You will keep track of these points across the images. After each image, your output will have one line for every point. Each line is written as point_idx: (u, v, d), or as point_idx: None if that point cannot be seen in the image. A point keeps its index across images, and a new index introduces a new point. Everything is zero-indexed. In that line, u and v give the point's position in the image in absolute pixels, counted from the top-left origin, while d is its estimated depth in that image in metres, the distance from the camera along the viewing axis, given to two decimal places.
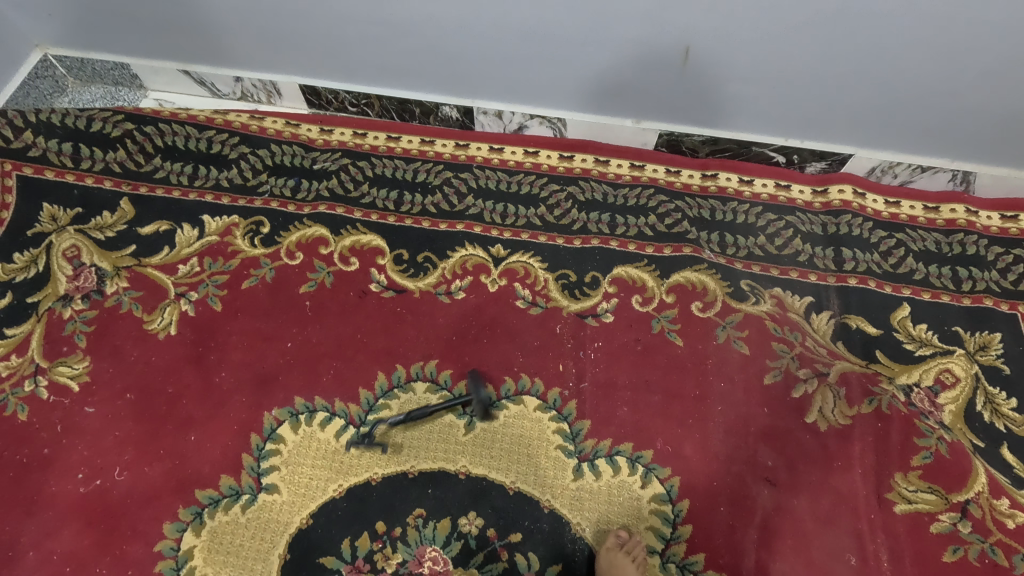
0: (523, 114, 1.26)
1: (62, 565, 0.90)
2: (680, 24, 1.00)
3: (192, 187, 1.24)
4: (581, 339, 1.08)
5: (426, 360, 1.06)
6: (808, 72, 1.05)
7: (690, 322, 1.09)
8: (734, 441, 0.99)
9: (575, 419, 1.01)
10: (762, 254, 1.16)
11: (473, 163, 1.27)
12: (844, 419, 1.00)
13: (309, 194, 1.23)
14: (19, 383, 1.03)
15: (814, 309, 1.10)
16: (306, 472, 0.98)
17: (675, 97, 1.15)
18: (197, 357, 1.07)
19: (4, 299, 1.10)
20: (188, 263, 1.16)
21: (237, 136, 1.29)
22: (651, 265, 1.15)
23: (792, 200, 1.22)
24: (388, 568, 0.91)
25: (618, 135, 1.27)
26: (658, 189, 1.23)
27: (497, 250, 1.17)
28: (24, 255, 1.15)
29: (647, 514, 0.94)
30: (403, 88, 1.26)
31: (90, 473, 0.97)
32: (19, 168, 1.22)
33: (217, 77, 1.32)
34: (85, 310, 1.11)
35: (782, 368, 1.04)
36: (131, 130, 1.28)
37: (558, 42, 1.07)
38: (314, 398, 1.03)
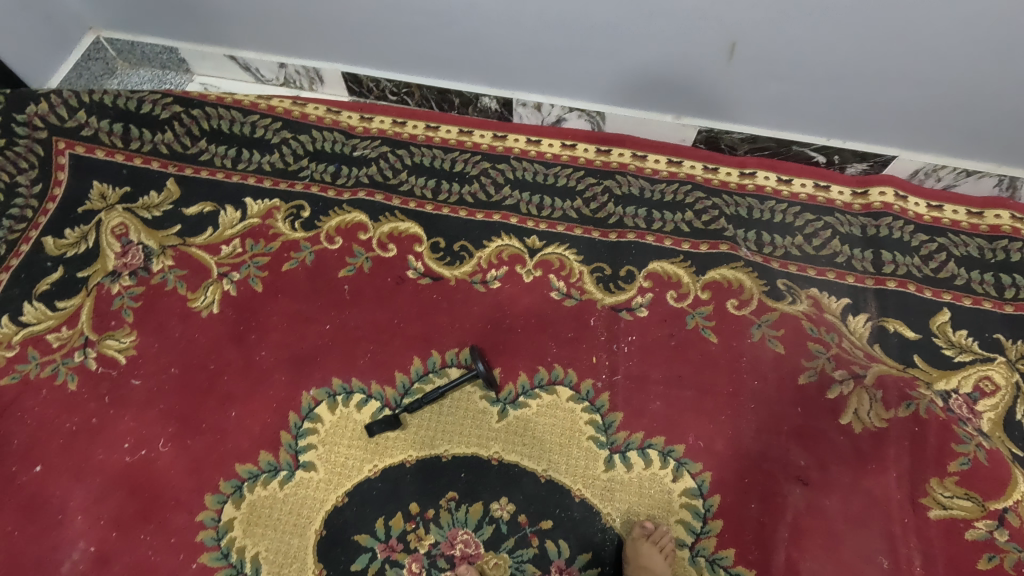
0: (562, 107, 1.26)
1: (108, 529, 0.94)
2: (728, 19, 0.99)
3: (236, 170, 1.27)
4: (615, 332, 1.08)
5: (461, 347, 1.08)
6: (856, 71, 1.04)
7: (724, 319, 1.09)
8: (767, 439, 0.99)
9: (607, 410, 1.02)
10: (799, 254, 1.15)
11: (510, 154, 1.28)
12: (880, 422, 0.99)
13: (349, 180, 1.25)
14: (69, 354, 1.07)
15: (851, 311, 1.10)
16: (342, 451, 1.00)
17: (718, 93, 1.15)
18: (238, 336, 1.09)
19: (57, 273, 1.14)
20: (231, 244, 1.19)
21: (280, 122, 1.32)
22: (687, 261, 1.15)
23: (831, 201, 1.21)
24: (420, 548, 0.93)
25: (656, 130, 1.27)
26: (695, 186, 1.23)
27: (532, 241, 1.18)
28: (75, 231, 1.19)
29: (677, 508, 0.95)
30: (444, 78, 1.27)
31: (135, 444, 1.00)
32: (72, 147, 1.26)
33: (262, 63, 1.34)
34: (132, 287, 1.14)
35: (817, 368, 1.04)
36: (179, 113, 1.31)
37: (602, 36, 1.07)
38: (351, 379, 1.06)
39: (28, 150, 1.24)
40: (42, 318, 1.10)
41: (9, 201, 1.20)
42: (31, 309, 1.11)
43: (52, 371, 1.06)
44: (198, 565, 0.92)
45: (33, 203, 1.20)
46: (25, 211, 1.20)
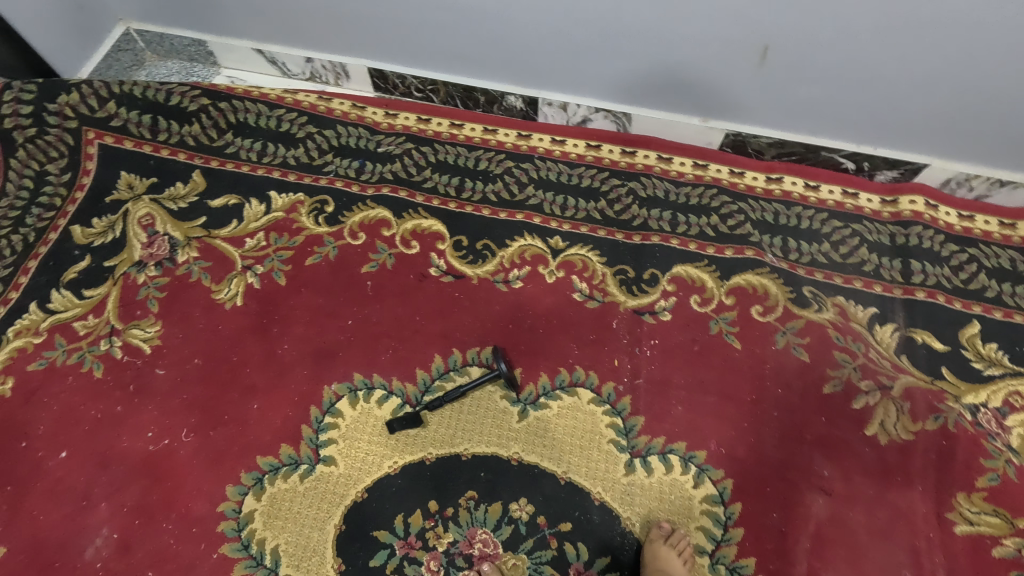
0: (588, 107, 1.25)
1: (131, 517, 0.95)
2: (762, 21, 0.98)
3: (261, 163, 1.27)
4: (637, 336, 1.08)
5: (482, 346, 1.08)
6: (890, 77, 1.02)
7: (748, 326, 1.08)
8: (790, 448, 0.98)
9: (629, 414, 1.01)
10: (826, 261, 1.14)
11: (534, 154, 1.27)
12: (906, 434, 0.98)
13: (373, 176, 1.25)
14: (95, 342, 1.08)
15: (878, 321, 1.08)
16: (362, 447, 1.00)
17: (747, 97, 1.13)
18: (261, 329, 1.10)
19: (84, 262, 1.16)
20: (255, 237, 1.19)
21: (305, 116, 1.32)
22: (711, 266, 1.14)
23: (860, 209, 1.19)
24: (438, 547, 0.93)
25: (682, 133, 1.25)
26: (721, 190, 1.22)
27: (555, 242, 1.17)
28: (103, 221, 1.20)
29: (698, 514, 0.94)
30: (469, 76, 1.27)
31: (159, 433, 1.01)
32: (101, 137, 1.28)
33: (289, 57, 1.35)
34: (158, 277, 1.15)
35: (843, 378, 1.03)
36: (206, 105, 1.32)
37: (631, 36, 1.06)
38: (373, 375, 1.06)
39: (58, 139, 1.25)
40: (69, 306, 1.11)
41: (38, 189, 1.21)
42: (59, 297, 1.12)
43: (78, 359, 1.07)
44: (218, 556, 0.93)
45: (62, 192, 1.22)
46: (54, 199, 1.21)
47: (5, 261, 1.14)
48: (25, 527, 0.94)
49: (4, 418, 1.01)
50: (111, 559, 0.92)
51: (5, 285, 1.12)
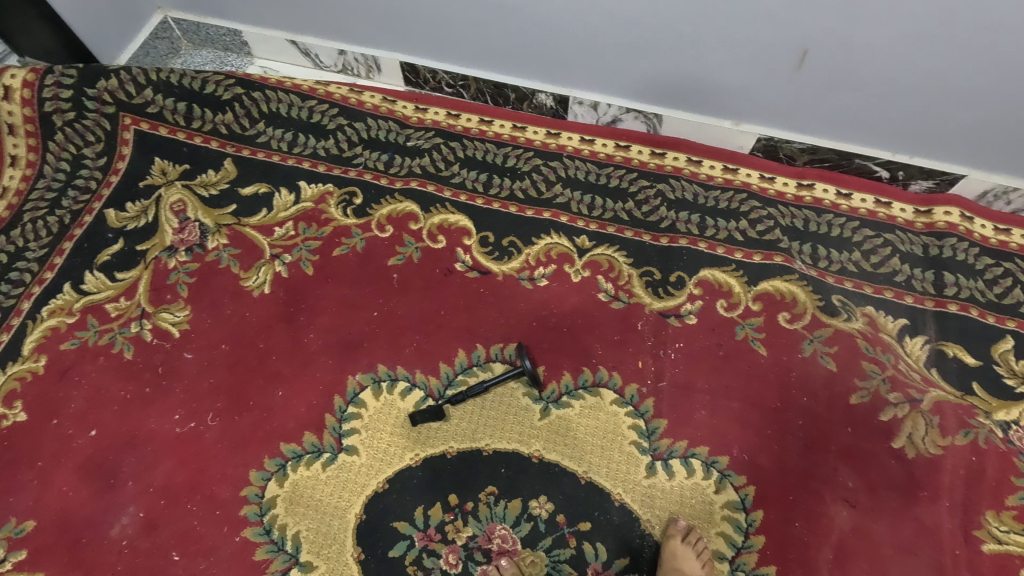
0: (619, 107, 1.25)
1: (157, 497, 0.97)
2: (802, 25, 0.97)
3: (292, 153, 1.28)
4: (662, 338, 1.07)
5: (505, 343, 1.08)
6: (931, 85, 1.00)
7: (775, 332, 1.07)
8: (814, 457, 0.97)
9: (651, 416, 1.01)
10: (856, 270, 1.12)
11: (563, 152, 1.27)
12: (935, 449, 0.96)
13: (401, 169, 1.26)
14: (126, 324, 1.10)
15: (908, 332, 1.06)
16: (384, 438, 1.01)
17: (781, 101, 1.12)
18: (288, 317, 1.11)
19: (117, 245, 1.18)
20: (284, 226, 1.20)
21: (337, 108, 1.33)
22: (739, 271, 1.13)
23: (892, 218, 1.17)
24: (458, 540, 0.93)
25: (713, 136, 1.24)
26: (751, 195, 1.20)
27: (582, 241, 1.17)
28: (136, 205, 1.22)
29: (718, 520, 0.94)
30: (500, 72, 1.27)
31: (186, 415, 1.03)
32: (137, 123, 1.30)
33: (322, 49, 1.36)
34: (188, 263, 1.17)
35: (871, 389, 1.01)
36: (240, 95, 1.33)
37: (667, 36, 1.06)
38: (396, 367, 1.06)
39: (95, 124, 1.28)
40: (102, 288, 1.13)
41: (75, 172, 1.24)
42: (92, 278, 1.14)
43: (109, 340, 1.09)
44: (241, 539, 0.94)
45: (97, 175, 1.25)
46: (90, 182, 1.24)
47: (42, 241, 1.17)
48: (56, 502, 0.96)
49: (38, 395, 1.04)
50: (137, 537, 0.94)
51: (41, 265, 1.15)
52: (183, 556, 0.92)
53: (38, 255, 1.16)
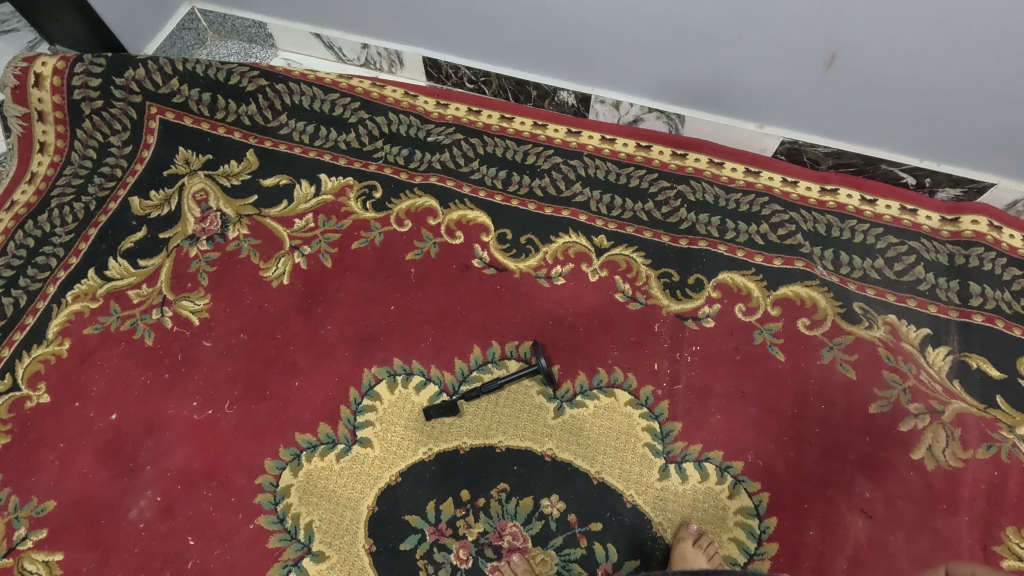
0: (641, 107, 1.24)
1: (174, 482, 0.98)
2: (832, 26, 0.95)
3: (313, 146, 1.29)
4: (679, 340, 1.06)
5: (521, 340, 1.08)
6: (963, 91, 0.98)
7: (794, 338, 1.06)
8: (830, 466, 0.96)
9: (666, 419, 1.01)
10: (879, 277, 1.10)
11: (583, 151, 1.26)
12: (955, 461, 0.95)
13: (421, 165, 1.26)
14: (147, 311, 1.12)
15: (931, 343, 1.04)
16: (398, 432, 1.02)
17: (808, 104, 1.11)
18: (306, 309, 1.12)
19: (140, 232, 1.20)
20: (304, 218, 1.21)
21: (359, 101, 1.33)
22: (758, 275, 1.11)
23: (918, 225, 1.15)
24: (469, 536, 0.94)
25: (736, 138, 1.23)
26: (773, 198, 1.19)
27: (600, 240, 1.16)
28: (160, 194, 1.24)
29: (731, 525, 0.93)
30: (523, 69, 1.27)
31: (204, 403, 1.04)
32: (163, 113, 1.32)
33: (346, 43, 1.37)
34: (209, 252, 1.18)
35: (891, 399, 1.00)
36: (263, 86, 1.33)
37: (693, 36, 1.05)
38: (412, 361, 1.07)
39: (122, 113, 1.30)
40: (125, 275, 1.15)
41: (101, 159, 1.27)
42: (116, 265, 1.16)
43: (131, 326, 1.10)
44: (255, 527, 0.95)
45: (123, 163, 1.27)
46: (115, 170, 1.26)
47: (68, 227, 1.19)
48: (76, 483, 0.98)
49: (61, 378, 1.06)
50: (154, 521, 0.95)
51: (67, 251, 1.17)
52: (198, 541, 0.94)
53: (64, 241, 1.18)
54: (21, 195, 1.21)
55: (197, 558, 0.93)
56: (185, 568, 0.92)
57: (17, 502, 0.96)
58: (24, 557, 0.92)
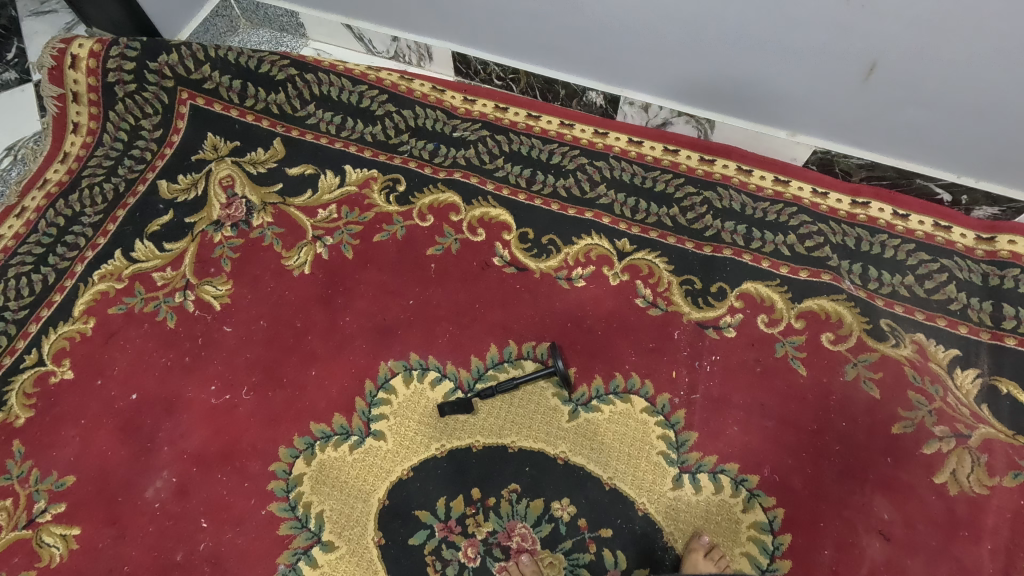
0: (671, 110, 1.22)
1: (190, 464, 0.99)
2: (875, 35, 0.93)
3: (339, 137, 1.30)
4: (699, 349, 1.05)
5: (538, 341, 1.07)
6: (1007, 107, 0.95)
7: (817, 353, 1.04)
8: (849, 485, 0.94)
9: (682, 428, 0.99)
10: (908, 294, 1.08)
11: (610, 152, 1.25)
12: (979, 488, 0.92)
13: (446, 160, 1.26)
14: (171, 294, 1.13)
15: (960, 364, 1.02)
16: (412, 426, 1.02)
17: (843, 114, 1.08)
18: (326, 299, 1.13)
19: (167, 216, 1.21)
20: (327, 209, 1.22)
21: (387, 94, 1.33)
22: (783, 286, 1.09)
23: (951, 243, 1.12)
24: (477, 534, 0.94)
25: (767, 146, 1.20)
26: (802, 209, 1.16)
27: (623, 244, 1.15)
28: (187, 178, 1.25)
29: (744, 539, 0.92)
30: (553, 67, 1.25)
31: (222, 387, 1.05)
32: (193, 98, 1.34)
33: (376, 35, 1.37)
34: (233, 238, 1.19)
35: (915, 420, 0.98)
36: (293, 76, 1.33)
37: (730, 40, 1.03)
38: (428, 357, 1.07)
39: (154, 97, 1.32)
40: (150, 257, 1.17)
41: (132, 142, 1.29)
42: (142, 247, 1.18)
43: (154, 308, 1.12)
44: (267, 513, 0.96)
45: (153, 147, 1.29)
46: (145, 153, 1.28)
47: (97, 207, 1.22)
48: (95, 459, 1.00)
49: (84, 356, 1.08)
50: (169, 501, 0.97)
51: (96, 231, 1.19)
52: (211, 524, 0.95)
53: (93, 221, 1.20)
54: (54, 174, 1.24)
55: (209, 540, 0.94)
56: (197, 550, 0.93)
57: (38, 475, 0.98)
58: (43, 530, 0.94)
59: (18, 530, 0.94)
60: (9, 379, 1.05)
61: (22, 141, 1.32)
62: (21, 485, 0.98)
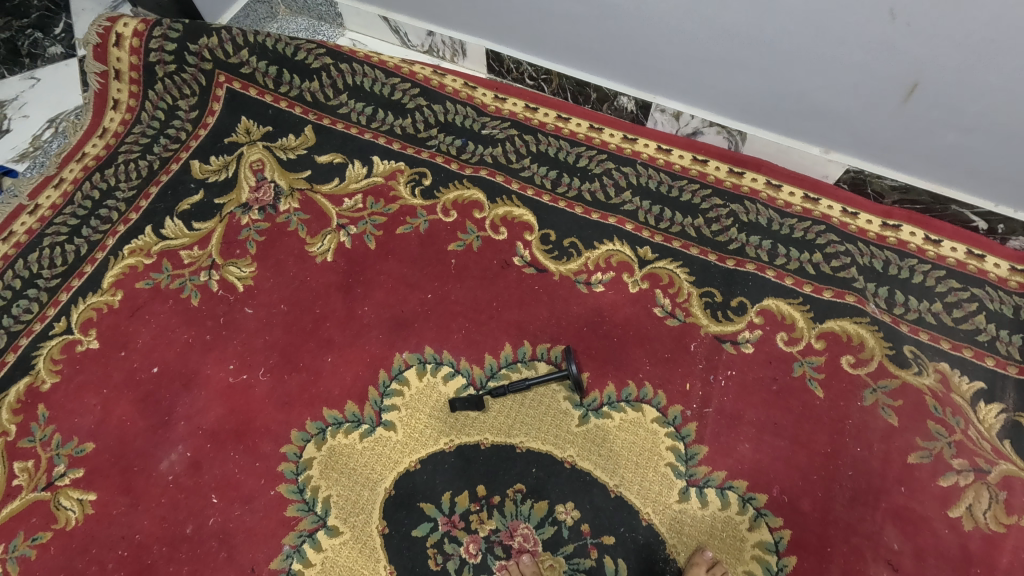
0: (702, 120, 1.20)
1: (205, 440, 1.01)
2: (919, 55, 0.91)
3: (369, 128, 1.31)
4: (714, 363, 1.04)
5: (553, 343, 1.07)
6: None
7: (836, 375, 1.02)
8: (859, 512, 0.92)
9: (692, 441, 0.98)
10: (935, 322, 1.05)
11: (637, 159, 1.24)
12: (996, 525, 0.90)
13: (472, 157, 1.27)
14: (196, 273, 1.16)
15: (984, 398, 0.99)
16: (422, 419, 1.03)
17: (878, 133, 1.06)
18: (346, 287, 1.14)
19: (197, 195, 1.24)
20: (353, 198, 1.23)
21: (418, 88, 1.34)
22: (805, 305, 1.08)
23: (984, 272, 1.09)
24: (480, 531, 0.94)
25: (798, 162, 1.18)
26: (830, 228, 1.14)
27: (644, 251, 1.14)
28: (219, 160, 1.28)
29: (748, 558, 0.91)
30: (586, 69, 1.25)
31: (240, 367, 1.07)
32: (230, 82, 1.36)
33: (411, 28, 1.39)
34: (259, 222, 1.21)
35: (933, 451, 0.96)
36: (328, 65, 1.35)
37: (768, 51, 1.01)
38: (443, 352, 1.08)
39: (192, 78, 1.35)
40: (179, 235, 1.19)
41: (168, 122, 1.32)
42: (172, 225, 1.20)
43: (179, 285, 1.14)
44: (275, 494, 0.98)
45: (188, 127, 1.31)
46: (180, 133, 1.31)
47: (131, 183, 1.25)
48: (114, 429, 1.03)
49: (110, 327, 1.10)
50: (182, 475, 0.99)
51: (128, 206, 1.22)
52: (221, 500, 0.97)
53: (126, 196, 1.23)
54: (92, 148, 1.28)
55: (218, 516, 0.96)
56: (206, 524, 0.95)
57: (59, 440, 1.01)
58: (61, 493, 0.97)
59: (37, 492, 0.97)
60: (37, 345, 1.08)
61: (64, 114, 1.36)
62: (43, 448, 1.01)
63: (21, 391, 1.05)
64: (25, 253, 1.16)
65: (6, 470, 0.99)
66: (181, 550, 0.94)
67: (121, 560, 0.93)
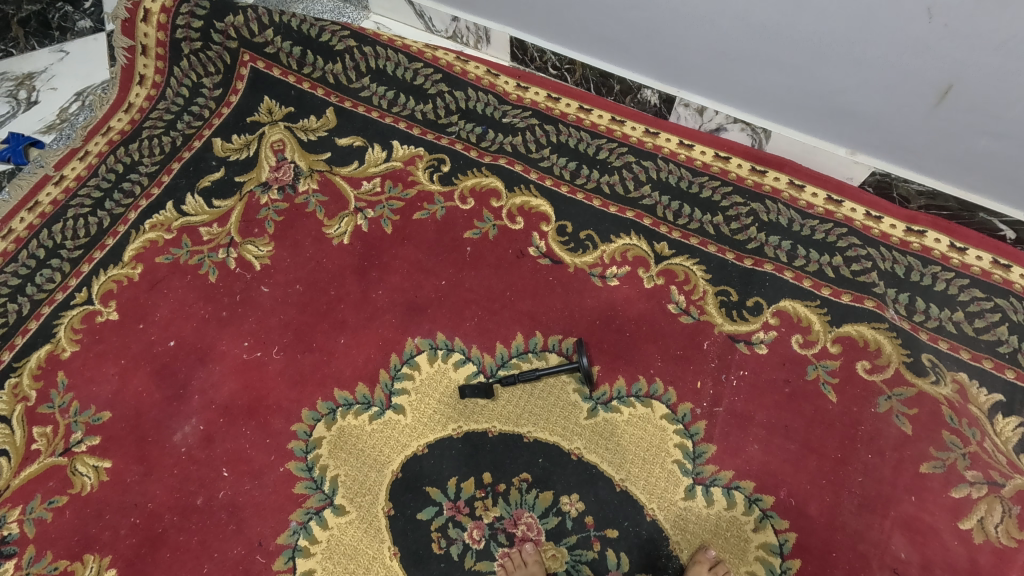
0: (726, 116, 1.19)
1: (218, 414, 1.03)
2: (955, 56, 0.88)
3: (390, 112, 1.31)
4: (727, 362, 1.03)
5: (564, 335, 1.07)
6: None
7: (850, 381, 1.00)
8: (867, 519, 0.92)
9: (701, 439, 0.98)
10: (955, 331, 1.03)
11: (658, 153, 1.23)
12: (1006, 540, 0.89)
13: (492, 145, 1.26)
14: (215, 250, 1.17)
15: (1002, 410, 0.97)
16: (431, 404, 1.03)
17: (908, 136, 1.03)
18: (361, 271, 1.14)
19: (218, 173, 1.25)
20: (372, 182, 1.23)
21: (441, 73, 1.34)
22: (823, 308, 1.06)
23: (1009, 283, 1.06)
24: (485, 518, 0.95)
25: (823, 162, 1.16)
26: (852, 231, 1.12)
27: (661, 247, 1.13)
28: (240, 139, 1.29)
29: (751, 559, 0.91)
30: (610, 61, 1.23)
31: (254, 344, 1.09)
32: (254, 61, 1.36)
33: (436, 14, 1.38)
34: (278, 202, 1.22)
35: (946, 461, 0.94)
36: (351, 47, 1.36)
37: (799, 47, 0.99)
38: (454, 338, 1.08)
39: (217, 57, 1.36)
40: (199, 212, 1.21)
41: (192, 98, 1.33)
42: (193, 201, 1.22)
43: (198, 261, 1.16)
44: (284, 470, 0.99)
45: (211, 105, 1.32)
46: (203, 111, 1.31)
47: (154, 159, 1.26)
48: (131, 399, 1.05)
49: (130, 299, 1.12)
50: (195, 447, 1.01)
51: (150, 181, 1.24)
52: (232, 474, 0.99)
53: (149, 171, 1.25)
54: (117, 123, 1.29)
55: (229, 489, 0.98)
56: (217, 496, 0.97)
57: (77, 407, 1.04)
58: (78, 459, 1.00)
59: (55, 457, 1.00)
60: (59, 314, 1.11)
61: (91, 88, 1.38)
62: (61, 414, 1.03)
63: (41, 357, 1.07)
64: (49, 223, 1.18)
65: (25, 433, 1.01)
66: (192, 520, 0.96)
67: (133, 527, 0.95)
